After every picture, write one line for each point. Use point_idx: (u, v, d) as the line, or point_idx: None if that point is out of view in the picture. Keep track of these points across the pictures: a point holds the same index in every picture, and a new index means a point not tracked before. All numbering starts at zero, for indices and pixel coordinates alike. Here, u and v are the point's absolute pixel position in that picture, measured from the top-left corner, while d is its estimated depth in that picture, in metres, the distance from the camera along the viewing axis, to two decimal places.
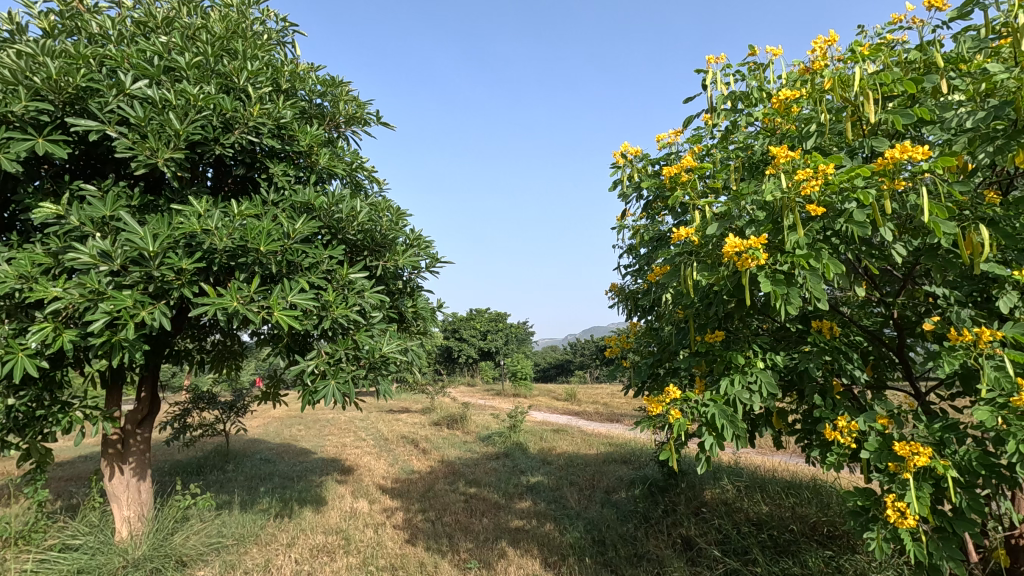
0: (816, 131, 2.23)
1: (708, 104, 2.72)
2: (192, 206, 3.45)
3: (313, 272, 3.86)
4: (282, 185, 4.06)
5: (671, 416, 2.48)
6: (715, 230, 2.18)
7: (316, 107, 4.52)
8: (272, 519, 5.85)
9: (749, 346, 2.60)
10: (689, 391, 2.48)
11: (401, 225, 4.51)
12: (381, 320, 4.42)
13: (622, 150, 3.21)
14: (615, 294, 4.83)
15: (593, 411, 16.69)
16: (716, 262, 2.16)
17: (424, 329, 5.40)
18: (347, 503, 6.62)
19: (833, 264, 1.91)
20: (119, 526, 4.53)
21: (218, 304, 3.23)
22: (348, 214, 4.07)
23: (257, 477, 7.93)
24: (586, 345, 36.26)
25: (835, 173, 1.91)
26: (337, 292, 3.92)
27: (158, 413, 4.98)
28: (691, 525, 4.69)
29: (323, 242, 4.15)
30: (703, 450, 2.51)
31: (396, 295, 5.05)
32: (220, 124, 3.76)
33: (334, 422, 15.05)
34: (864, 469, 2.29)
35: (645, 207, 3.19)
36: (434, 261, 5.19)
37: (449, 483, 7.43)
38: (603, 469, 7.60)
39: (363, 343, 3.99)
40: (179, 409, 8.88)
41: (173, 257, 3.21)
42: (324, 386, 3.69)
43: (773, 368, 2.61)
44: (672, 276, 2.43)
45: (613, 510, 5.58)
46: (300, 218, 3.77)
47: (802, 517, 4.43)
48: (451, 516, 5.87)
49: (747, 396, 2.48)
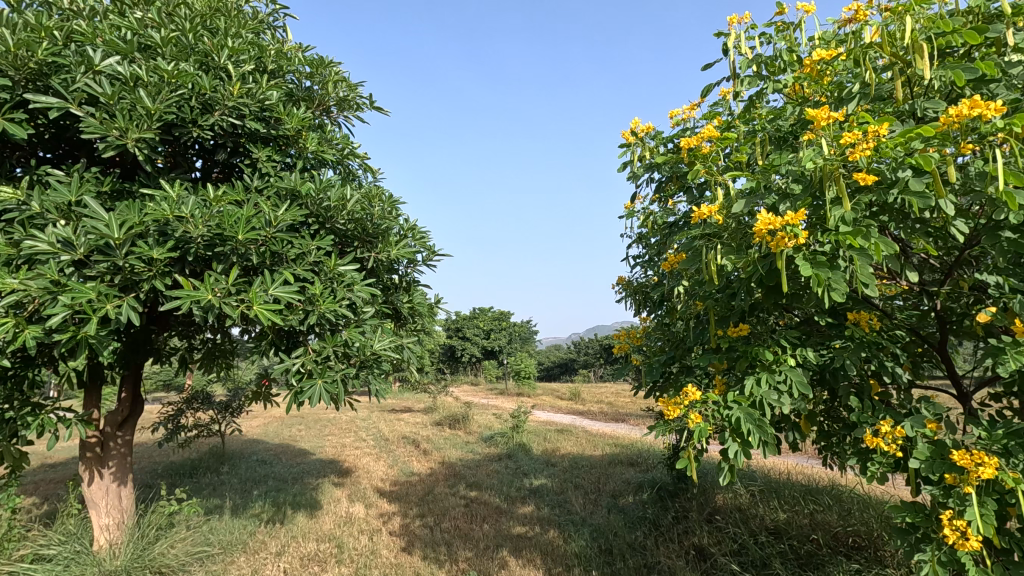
0: (858, 94, 1.95)
1: (730, 71, 2.44)
2: (164, 191, 3.18)
3: (299, 264, 3.59)
4: (267, 171, 3.80)
5: (690, 420, 2.21)
6: (743, 206, 1.90)
7: (305, 90, 4.25)
8: (263, 525, 5.60)
9: (777, 341, 2.32)
10: (710, 392, 2.22)
11: (395, 215, 4.24)
12: (373, 315, 4.15)
13: (632, 127, 2.95)
14: (623, 288, 4.57)
15: (597, 411, 16.41)
16: (745, 243, 1.89)
17: (421, 325, 5.13)
18: (342, 508, 6.36)
19: (885, 243, 1.62)
20: (96, 534, 4.30)
21: (192, 297, 2.97)
22: (336, 202, 3.80)
23: (251, 479, 7.69)
24: (591, 344, 35.95)
25: (887, 136, 1.63)
26: (324, 285, 3.66)
27: (141, 414, 4.74)
28: (704, 534, 4.41)
29: (311, 233, 3.88)
30: (726, 458, 2.24)
31: (391, 289, 4.79)
32: (198, 105, 3.49)
33: (335, 422, 14.82)
34: (912, 481, 2.01)
35: (658, 190, 2.92)
36: (431, 253, 4.92)
37: (449, 486, 7.16)
38: (608, 471, 7.33)
39: (353, 340, 3.73)
40: (173, 409, 8.64)
41: (142, 246, 2.94)
42: (310, 387, 3.45)
43: (804, 365, 2.33)
44: (692, 262, 2.16)
45: (621, 516, 5.29)
46: (284, 204, 3.51)
47: (823, 526, 4.16)
48: (450, 522, 5.60)
49: (776, 397, 2.20)
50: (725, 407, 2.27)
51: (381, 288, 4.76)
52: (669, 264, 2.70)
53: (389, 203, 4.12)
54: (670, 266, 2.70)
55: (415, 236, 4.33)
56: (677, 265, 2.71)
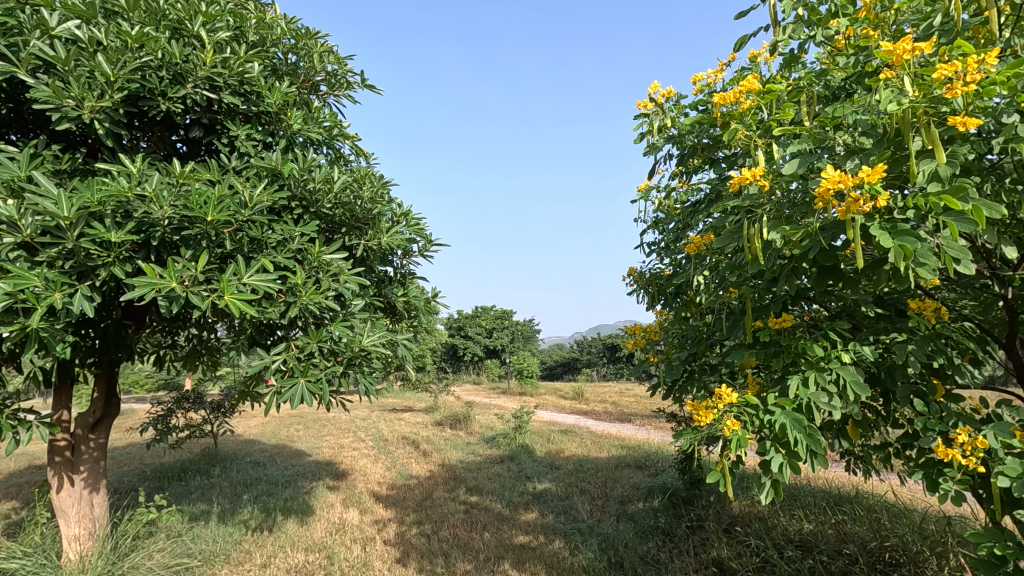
0: (936, 31, 1.61)
1: (769, 17, 2.09)
2: (123, 166, 2.84)
3: (281, 252, 3.27)
4: (246, 150, 3.47)
5: (725, 427, 1.87)
6: (796, 167, 1.55)
7: (290, 65, 3.91)
8: (250, 533, 5.28)
9: (826, 333, 1.97)
10: (750, 395, 1.87)
11: (387, 199, 3.91)
12: (363, 309, 3.82)
13: (651, 92, 2.62)
14: (634, 281, 4.24)
15: (602, 410, 16.05)
16: (799, 214, 1.55)
17: (417, 322, 4.79)
18: (335, 514, 6.03)
19: (989, 204, 1.27)
20: (65, 546, 3.96)
21: (154, 286, 2.63)
22: (322, 183, 3.46)
23: (242, 482, 7.36)
24: (594, 343, 35.60)
25: (991, 70, 1.29)
26: (307, 275, 3.33)
27: (115, 416, 4.42)
28: (722, 547, 4.08)
29: (294, 218, 3.55)
30: (767, 472, 1.89)
31: (383, 282, 4.45)
32: (168, 76, 3.17)
33: (334, 421, 14.50)
34: (1000, 504, 1.67)
35: (681, 162, 2.58)
36: (427, 243, 4.59)
37: (448, 491, 6.83)
38: (615, 475, 6.98)
39: (339, 335, 3.40)
40: (163, 409, 8.32)
41: (96, 228, 2.62)
42: (292, 387, 3.12)
43: (856, 362, 1.99)
44: (728, 240, 1.82)
45: (631, 525, 4.95)
46: (262, 183, 3.17)
47: (853, 539, 3.82)
48: (448, 530, 5.27)
49: (827, 400, 1.86)
50: (765, 412, 1.93)
51: (373, 280, 4.42)
52: (694, 247, 2.37)
53: (380, 185, 3.78)
54: (694, 249, 2.37)
55: (408, 221, 3.98)
56: (703, 248, 2.38)
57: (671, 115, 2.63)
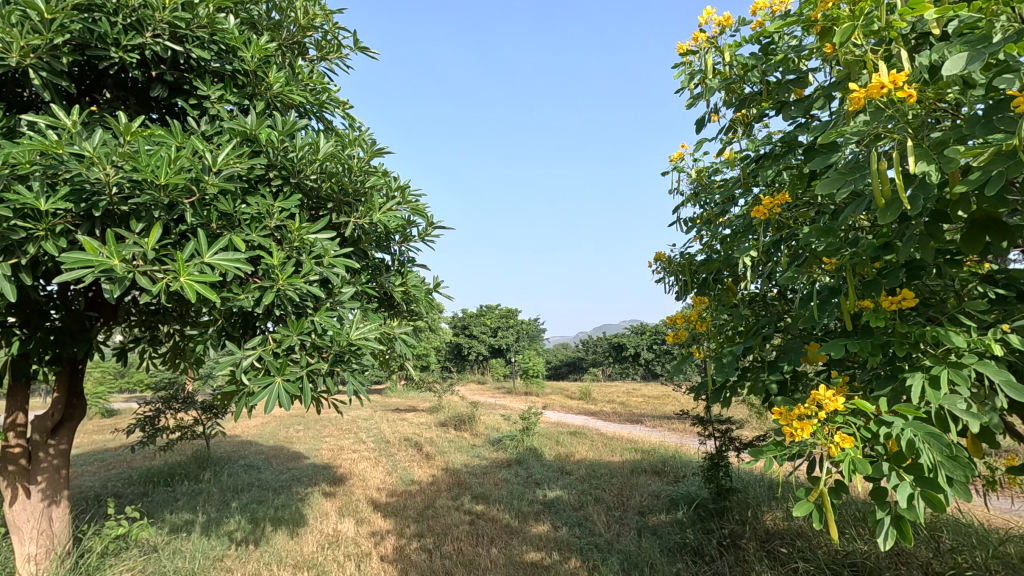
0: None
1: None
2: (60, 120, 2.36)
3: (255, 229, 2.80)
4: (217, 113, 2.99)
5: (833, 444, 1.36)
6: (967, 64, 1.06)
7: (272, 19, 3.43)
8: (234, 547, 4.82)
9: (954, 316, 1.48)
10: (865, 402, 1.37)
11: (381, 172, 3.42)
12: (354, 298, 3.34)
13: (704, 23, 2.14)
14: (662, 268, 3.76)
15: (611, 411, 15.51)
16: (972, 131, 1.06)
17: (418, 314, 4.31)
18: (329, 525, 5.56)
19: None
20: (20, 567, 3.47)
21: (90, 264, 2.12)
22: (304, 150, 2.98)
23: (233, 488, 6.90)
24: (601, 343, 35.11)
25: None
26: (286, 256, 2.85)
27: (79, 420, 3.96)
28: (765, 570, 3.58)
29: (272, 191, 3.06)
30: (885, 505, 1.40)
31: (379, 269, 3.96)
32: (121, 21, 2.68)
33: (335, 422, 14.05)
34: None
35: (743, 106, 2.09)
36: (428, 226, 4.10)
37: (452, 498, 6.33)
38: (632, 482, 6.48)
39: (324, 326, 2.92)
40: (150, 410, 7.88)
41: (21, 192, 2.15)
42: (266, 387, 2.65)
43: (994, 355, 1.49)
44: (838, 182, 1.32)
45: (654, 542, 4.45)
46: (229, 145, 2.69)
47: (918, 563, 3.31)
48: (451, 545, 4.80)
49: (966, 406, 1.37)
50: (878, 423, 1.43)
51: (366, 267, 3.93)
52: (763, 211, 1.86)
53: (372, 155, 3.28)
54: (764, 214, 1.86)
55: (405, 198, 3.48)
56: (775, 212, 1.88)
57: (722, 53, 2.12)
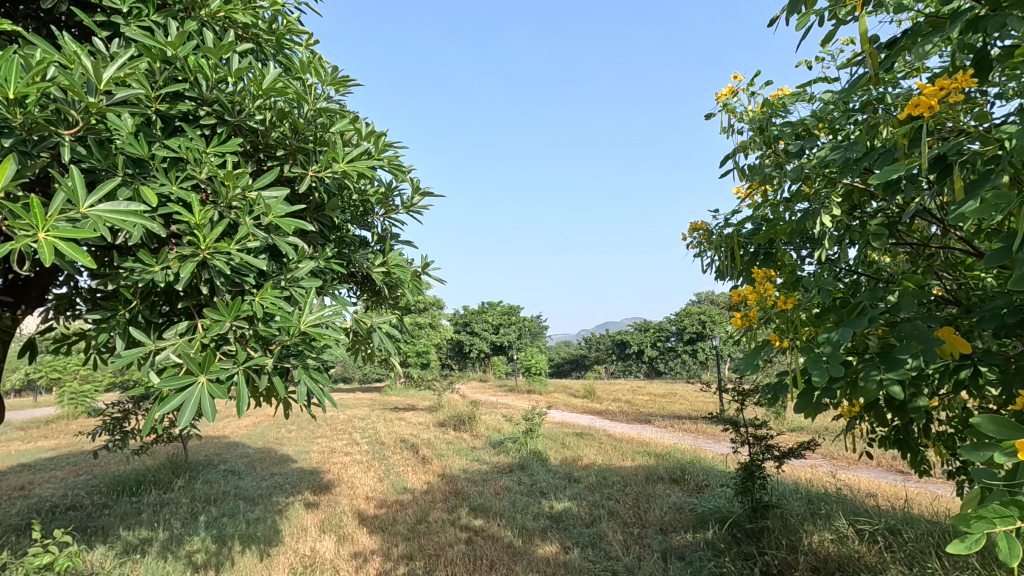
0: None
1: None
2: None
3: (174, 178, 2.13)
4: (129, 30, 2.28)
5: None
6: None
7: None
8: (191, 573, 4.12)
9: None
10: None
11: (349, 115, 2.72)
12: (315, 275, 2.67)
13: None
14: (700, 241, 3.08)
15: (617, 410, 14.89)
16: None
17: (402, 300, 3.64)
18: (306, 543, 4.87)
19: None
20: None
21: None
22: (246, 76, 2.30)
23: (205, 498, 6.21)
24: (605, 340, 34.53)
25: None
26: (219, 219, 2.18)
27: None
28: None
29: (206, 133, 2.37)
30: None
31: (354, 246, 3.29)
32: None
33: (328, 422, 13.40)
34: None
35: None
36: (413, 194, 3.42)
37: (448, 511, 5.64)
38: (648, 491, 5.78)
39: (270, 310, 2.25)
40: (118, 412, 7.17)
41: None
42: (183, 389, 1.96)
43: None
44: None
45: (683, 570, 3.79)
46: (124, 56, 1.96)
47: None
48: (444, 571, 4.12)
49: None
50: None
51: (336, 243, 3.23)
52: (932, 103, 1.20)
53: (336, 86, 2.57)
54: (930, 110, 1.20)
55: (381, 152, 2.80)
56: (947, 104, 1.21)
57: None
